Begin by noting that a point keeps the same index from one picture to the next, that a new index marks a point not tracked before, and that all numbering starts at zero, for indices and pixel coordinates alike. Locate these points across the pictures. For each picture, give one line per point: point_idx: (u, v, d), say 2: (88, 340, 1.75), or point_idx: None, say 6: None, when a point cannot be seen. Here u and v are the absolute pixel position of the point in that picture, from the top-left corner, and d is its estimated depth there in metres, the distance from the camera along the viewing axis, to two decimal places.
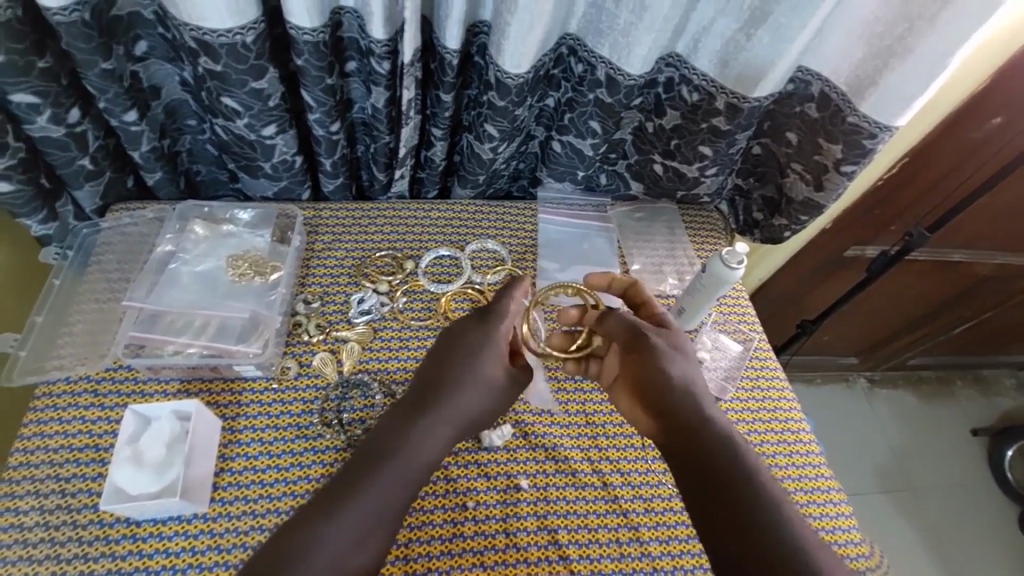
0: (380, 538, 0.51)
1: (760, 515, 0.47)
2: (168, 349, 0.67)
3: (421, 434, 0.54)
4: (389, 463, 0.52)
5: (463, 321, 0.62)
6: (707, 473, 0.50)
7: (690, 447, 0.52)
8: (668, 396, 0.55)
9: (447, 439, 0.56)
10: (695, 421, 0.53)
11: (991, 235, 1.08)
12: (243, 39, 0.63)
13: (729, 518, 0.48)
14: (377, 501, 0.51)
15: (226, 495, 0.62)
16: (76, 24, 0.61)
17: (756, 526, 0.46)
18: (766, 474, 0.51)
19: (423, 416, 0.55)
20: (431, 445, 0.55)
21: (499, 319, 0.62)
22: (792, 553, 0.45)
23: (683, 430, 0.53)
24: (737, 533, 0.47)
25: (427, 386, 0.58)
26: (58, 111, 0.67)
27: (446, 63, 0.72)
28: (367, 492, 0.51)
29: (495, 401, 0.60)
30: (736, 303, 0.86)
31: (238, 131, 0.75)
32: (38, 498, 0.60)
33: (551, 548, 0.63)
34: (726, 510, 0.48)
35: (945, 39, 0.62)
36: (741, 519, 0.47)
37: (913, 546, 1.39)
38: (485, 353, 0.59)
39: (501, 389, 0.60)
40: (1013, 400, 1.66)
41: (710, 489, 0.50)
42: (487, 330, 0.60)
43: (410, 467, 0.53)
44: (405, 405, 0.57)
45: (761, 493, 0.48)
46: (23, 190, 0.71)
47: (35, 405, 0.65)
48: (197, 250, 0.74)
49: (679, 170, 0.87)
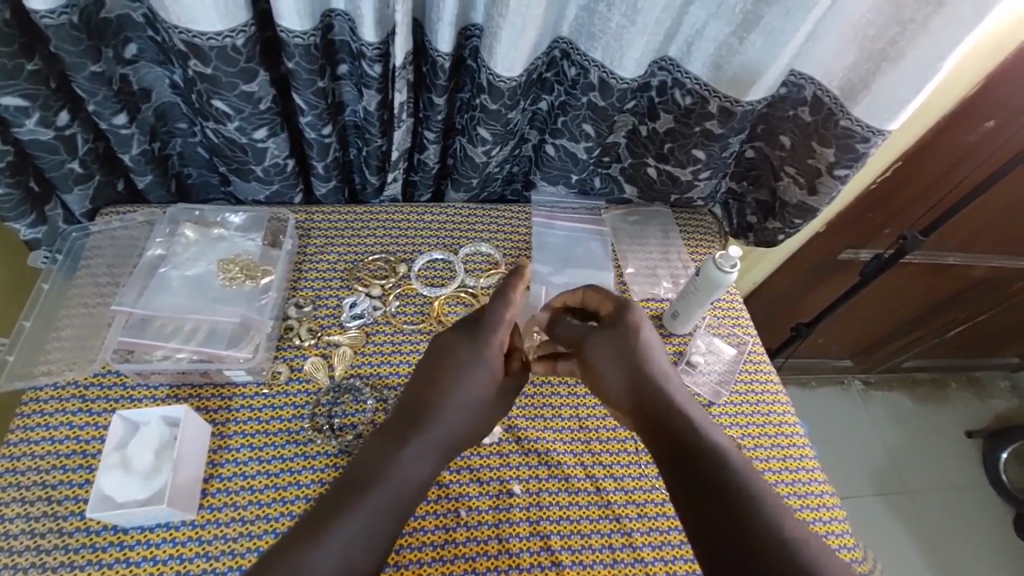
0: (374, 557, 0.50)
1: (737, 492, 0.50)
2: (157, 353, 0.67)
3: (405, 456, 0.54)
4: (376, 486, 0.52)
5: (456, 330, 0.60)
6: (687, 462, 0.53)
7: (670, 443, 0.54)
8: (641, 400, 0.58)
9: (434, 459, 0.55)
10: (669, 413, 0.56)
11: (984, 238, 1.08)
12: (234, 42, 0.63)
13: (710, 497, 0.50)
14: (364, 521, 0.50)
15: (215, 501, 0.61)
16: (64, 26, 0.60)
17: (735, 502, 0.49)
18: (743, 459, 0.53)
19: (405, 438, 0.55)
20: (415, 468, 0.54)
21: (491, 331, 0.59)
22: (760, 530, 0.47)
23: (659, 424, 0.56)
24: (716, 514, 0.49)
25: (413, 406, 0.57)
26: (47, 114, 0.67)
27: (438, 66, 0.72)
28: (352, 515, 0.50)
29: (482, 418, 0.59)
30: (730, 305, 0.86)
31: (230, 134, 0.74)
32: (22, 506, 0.59)
33: (544, 555, 0.62)
34: (706, 492, 0.50)
35: (936, 45, 0.62)
36: (722, 500, 0.49)
37: (908, 549, 1.39)
38: (482, 371, 0.58)
39: (492, 408, 0.59)
40: (1007, 402, 1.67)
41: (691, 480, 0.51)
42: (485, 347, 0.58)
43: (397, 488, 0.53)
44: (388, 430, 0.56)
45: (738, 476, 0.51)
46: (11, 193, 0.71)
47: (22, 410, 0.65)
48: (187, 254, 0.74)
49: (673, 174, 0.87)
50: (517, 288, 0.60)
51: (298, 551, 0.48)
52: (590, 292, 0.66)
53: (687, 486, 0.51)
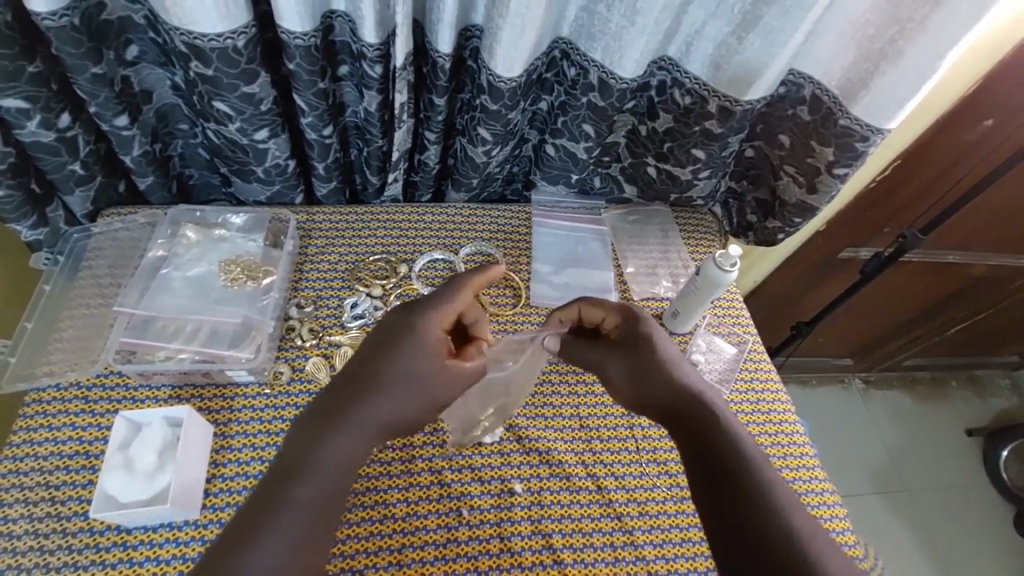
0: (305, 552, 0.49)
1: (755, 492, 0.51)
2: (159, 354, 0.67)
3: (331, 442, 0.52)
4: (305, 476, 0.51)
5: (395, 309, 0.60)
6: (709, 461, 0.54)
7: (694, 441, 0.56)
8: (665, 401, 0.59)
9: (363, 443, 0.54)
10: (689, 412, 0.58)
11: (984, 237, 1.08)
12: (234, 43, 0.63)
13: (726, 493, 0.52)
14: (299, 512, 0.50)
15: (218, 501, 0.61)
16: (65, 29, 0.60)
17: (745, 493, 0.51)
18: (760, 452, 0.55)
19: (333, 426, 0.53)
20: (345, 455, 0.53)
21: (425, 309, 0.58)
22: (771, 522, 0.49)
23: (682, 418, 0.58)
24: (732, 513, 0.50)
25: (343, 388, 0.55)
26: (48, 116, 0.67)
27: (438, 66, 0.72)
28: (286, 507, 0.49)
29: (415, 399, 0.56)
30: (731, 304, 0.86)
31: (231, 135, 0.74)
32: (26, 507, 0.59)
33: (546, 553, 0.62)
34: (721, 483, 0.52)
35: (935, 43, 0.62)
36: (739, 498, 0.51)
37: (908, 547, 1.39)
38: (413, 348, 0.56)
39: (428, 386, 0.57)
40: (1007, 400, 1.67)
41: (710, 471, 0.54)
42: (419, 330, 0.57)
43: (323, 477, 0.51)
44: (319, 410, 0.54)
45: (752, 469, 0.52)
46: (13, 195, 0.71)
47: (25, 412, 0.65)
48: (189, 255, 0.74)
49: (673, 173, 0.87)
50: (467, 277, 0.62)
51: (237, 550, 0.47)
52: (587, 306, 0.66)
53: (708, 485, 0.53)
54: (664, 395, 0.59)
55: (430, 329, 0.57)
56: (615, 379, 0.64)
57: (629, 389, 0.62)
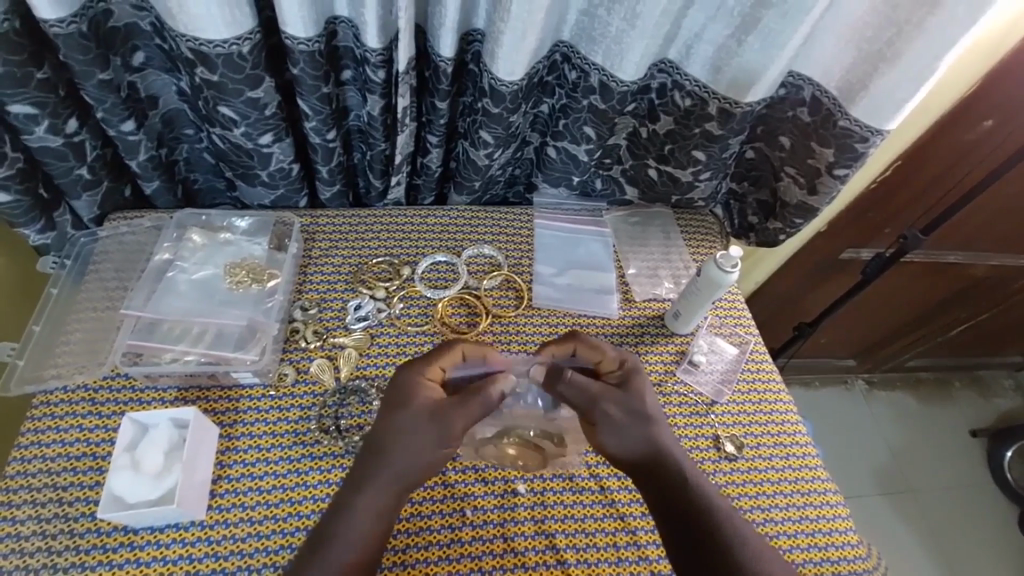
0: None
1: (721, 530, 0.54)
2: (165, 357, 0.68)
3: (372, 490, 0.55)
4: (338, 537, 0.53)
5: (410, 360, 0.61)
6: (674, 506, 0.56)
7: (665, 492, 0.57)
8: (637, 448, 0.58)
9: (399, 488, 0.56)
10: (658, 461, 0.58)
11: (986, 237, 1.08)
12: (240, 49, 0.64)
13: (701, 541, 0.54)
14: (340, 557, 0.52)
15: (224, 502, 0.62)
16: (73, 35, 0.61)
17: (717, 539, 0.53)
18: (716, 489, 0.58)
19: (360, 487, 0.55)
20: (371, 512, 0.54)
21: (418, 359, 0.61)
22: (743, 563, 0.52)
23: (648, 469, 0.58)
24: (712, 558, 0.53)
25: (369, 442, 0.57)
26: (56, 121, 0.68)
27: (440, 71, 0.73)
28: (329, 552, 0.52)
29: (384, 427, 0.56)
30: (732, 305, 0.86)
31: (235, 139, 0.75)
32: (34, 507, 0.60)
33: (549, 553, 0.63)
34: (695, 531, 0.54)
35: (932, 46, 0.63)
36: (709, 539, 0.54)
37: (912, 548, 1.38)
38: (390, 391, 0.59)
39: (391, 416, 0.57)
40: (1011, 401, 1.66)
41: (683, 519, 0.55)
42: (418, 373, 0.59)
43: (345, 542, 0.53)
44: (352, 480, 0.56)
45: (715, 513, 0.55)
46: (21, 200, 0.72)
47: (33, 413, 0.65)
48: (195, 258, 0.75)
49: (674, 175, 0.88)
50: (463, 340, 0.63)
51: None
52: (583, 345, 0.64)
53: (683, 537, 0.55)
54: (634, 442, 0.58)
55: (431, 371, 0.60)
56: (598, 421, 0.59)
57: (617, 440, 0.58)
